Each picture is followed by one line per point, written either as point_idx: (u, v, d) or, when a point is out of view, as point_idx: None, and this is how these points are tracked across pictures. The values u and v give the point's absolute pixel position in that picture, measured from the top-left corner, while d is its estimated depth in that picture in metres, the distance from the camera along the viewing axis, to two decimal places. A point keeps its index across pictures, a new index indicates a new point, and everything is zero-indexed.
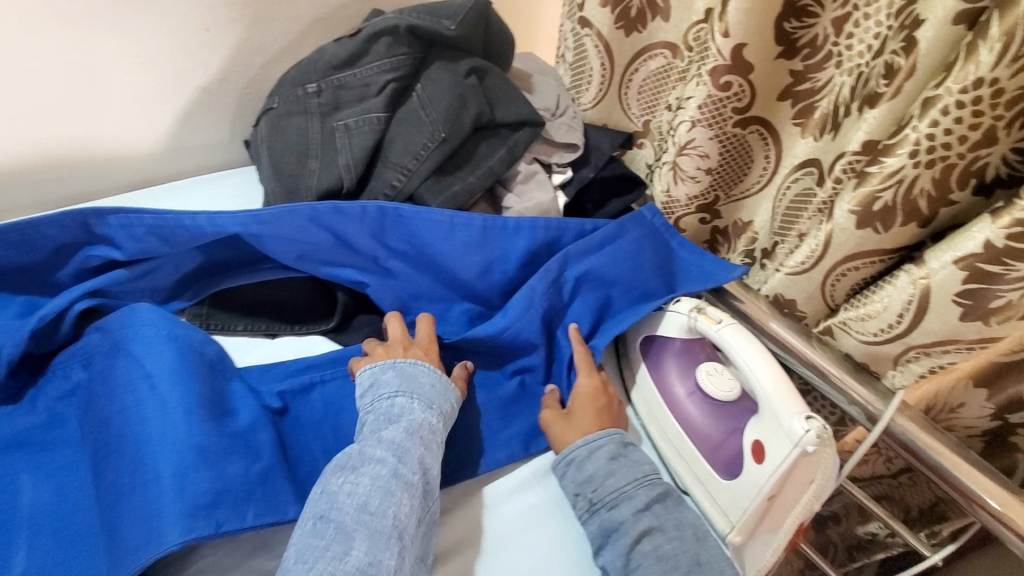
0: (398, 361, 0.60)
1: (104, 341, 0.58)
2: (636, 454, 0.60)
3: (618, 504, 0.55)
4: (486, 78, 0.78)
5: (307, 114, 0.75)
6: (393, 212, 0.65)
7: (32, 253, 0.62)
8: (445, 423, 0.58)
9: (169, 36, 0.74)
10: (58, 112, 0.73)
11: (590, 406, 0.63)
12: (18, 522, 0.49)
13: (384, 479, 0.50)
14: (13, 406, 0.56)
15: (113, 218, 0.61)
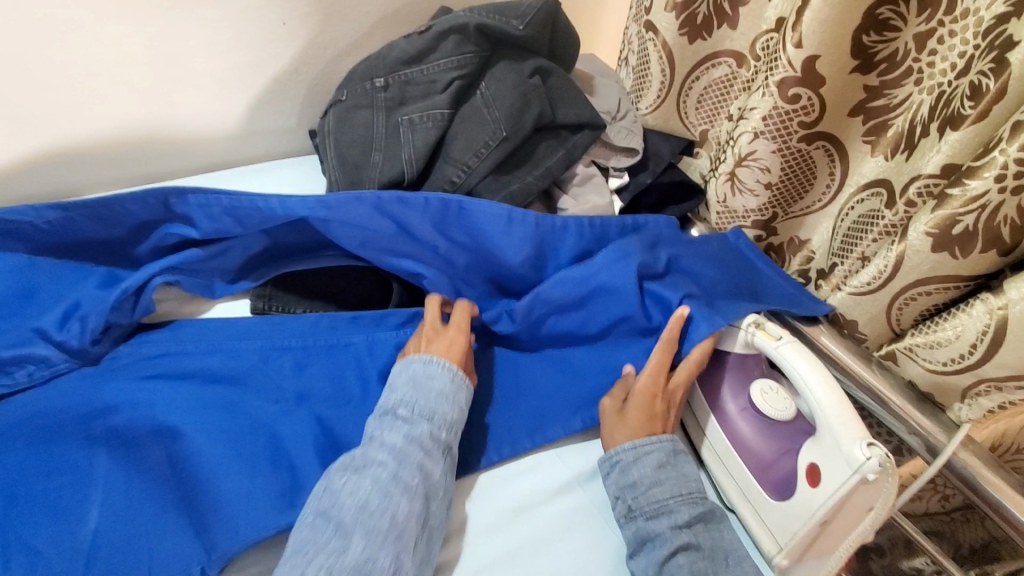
0: (416, 362, 0.60)
1: (227, 327, 0.64)
2: (683, 467, 0.59)
3: (658, 515, 0.55)
4: (550, 78, 0.78)
5: (372, 108, 0.77)
6: (456, 205, 0.67)
7: (116, 228, 0.65)
8: (451, 430, 0.57)
9: (250, 26, 0.77)
10: (145, 94, 0.77)
11: (645, 405, 0.61)
12: (93, 481, 0.51)
13: (384, 482, 0.51)
14: (94, 368, 0.59)
15: (192, 197, 0.64)
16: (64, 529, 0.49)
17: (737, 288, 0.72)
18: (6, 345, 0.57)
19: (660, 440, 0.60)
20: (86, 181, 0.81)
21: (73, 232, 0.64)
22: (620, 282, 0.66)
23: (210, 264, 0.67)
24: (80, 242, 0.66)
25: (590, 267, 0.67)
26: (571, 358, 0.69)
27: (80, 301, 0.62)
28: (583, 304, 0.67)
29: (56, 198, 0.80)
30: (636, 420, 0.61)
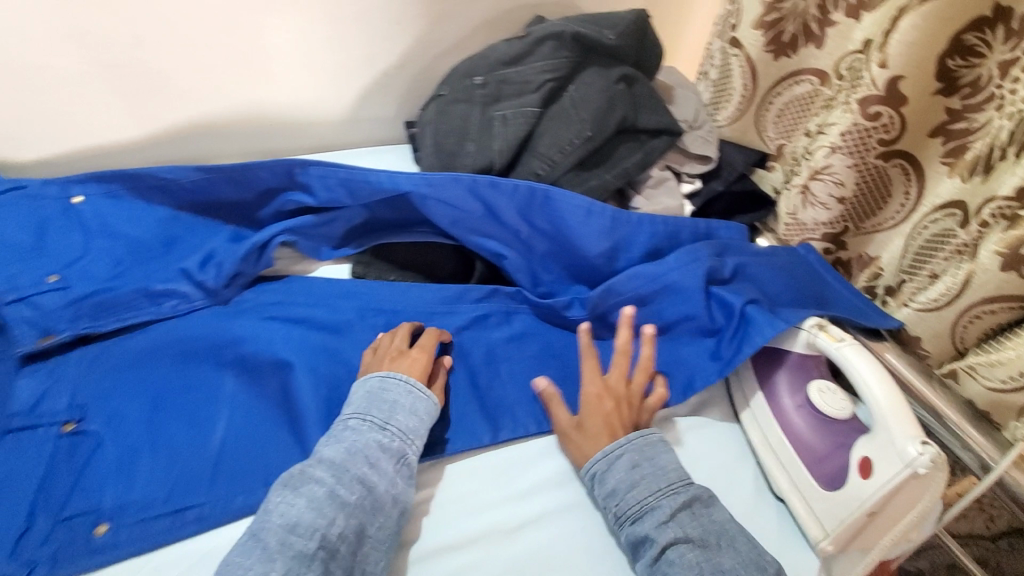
0: (372, 378, 0.61)
1: (332, 286, 0.73)
2: (659, 461, 0.59)
3: (642, 517, 0.56)
4: (634, 86, 0.84)
5: (469, 103, 0.84)
6: (542, 194, 0.73)
7: (246, 192, 0.75)
8: (405, 439, 0.57)
9: (369, 23, 0.86)
10: (268, 78, 0.85)
11: (596, 410, 0.63)
12: (221, 398, 0.61)
13: (320, 499, 0.51)
14: (224, 308, 0.69)
15: (313, 169, 0.73)
16: (198, 434, 0.58)
17: (806, 296, 0.75)
18: (157, 279, 0.67)
19: (624, 441, 0.60)
20: (217, 150, 0.90)
21: (211, 193, 0.74)
22: (686, 280, 0.71)
23: (320, 229, 0.76)
24: (215, 202, 0.75)
25: (663, 267, 0.72)
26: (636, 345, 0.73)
27: (216, 251, 0.72)
28: (650, 296, 0.72)
29: (195, 161, 0.89)
30: (593, 424, 0.62)
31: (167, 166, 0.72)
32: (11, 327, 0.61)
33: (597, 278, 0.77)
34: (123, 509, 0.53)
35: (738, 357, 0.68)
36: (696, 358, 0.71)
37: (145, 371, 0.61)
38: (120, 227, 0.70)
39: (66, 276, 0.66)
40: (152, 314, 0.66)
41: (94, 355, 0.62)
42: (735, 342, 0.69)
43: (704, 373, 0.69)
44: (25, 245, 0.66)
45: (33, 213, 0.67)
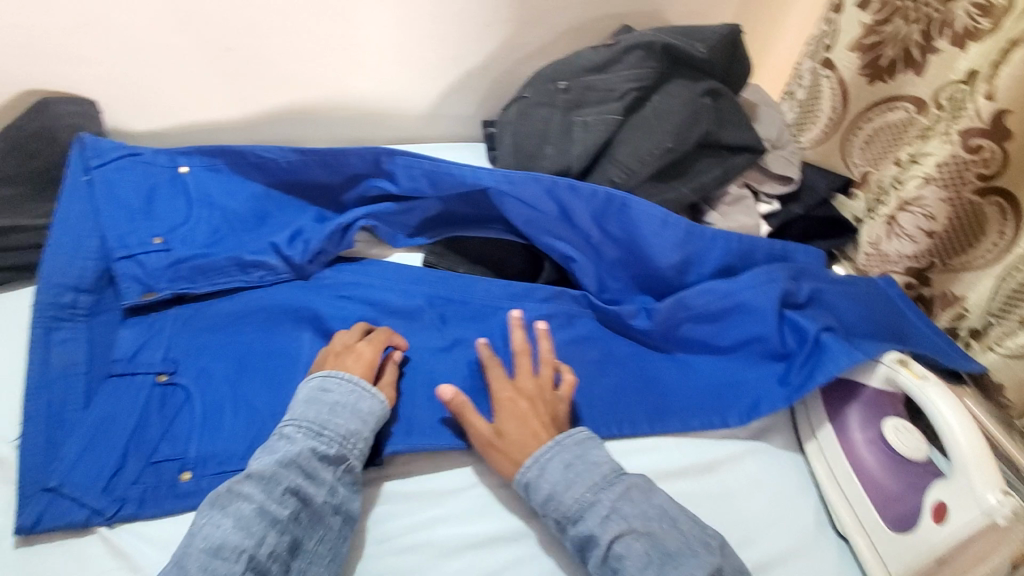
0: (313, 380, 0.59)
1: (406, 273, 0.75)
2: (590, 456, 0.58)
3: (582, 517, 0.54)
4: (720, 100, 0.83)
5: (551, 106, 0.85)
6: (619, 201, 0.73)
7: (334, 175, 0.79)
8: (345, 444, 0.56)
9: (461, 23, 0.89)
10: (360, 69, 0.88)
11: (512, 413, 0.61)
12: (298, 367, 0.64)
13: (248, 518, 0.49)
14: (306, 283, 0.73)
15: (400, 159, 0.76)
16: (276, 399, 0.61)
17: (883, 330, 0.72)
18: (249, 250, 0.72)
19: (552, 445, 0.58)
20: (305, 134, 0.94)
21: (301, 173, 0.78)
22: (759, 300, 0.70)
23: (399, 217, 0.79)
24: (304, 182, 0.79)
25: (735, 285, 0.71)
26: (703, 362, 0.73)
27: (304, 229, 0.76)
28: (719, 313, 0.72)
29: (285, 143, 0.94)
30: (514, 430, 0.60)
31: (266, 145, 0.76)
32: (120, 281, 0.66)
33: (666, 290, 0.77)
34: (207, 458, 0.56)
35: (810, 384, 0.66)
36: (762, 381, 0.70)
37: (233, 334, 0.66)
38: (218, 198, 0.75)
39: (169, 239, 0.70)
40: (241, 281, 0.71)
41: (189, 313, 0.68)
42: (807, 369, 0.67)
43: (770, 398, 0.68)
44: (135, 206, 0.71)
45: (145, 177, 0.73)
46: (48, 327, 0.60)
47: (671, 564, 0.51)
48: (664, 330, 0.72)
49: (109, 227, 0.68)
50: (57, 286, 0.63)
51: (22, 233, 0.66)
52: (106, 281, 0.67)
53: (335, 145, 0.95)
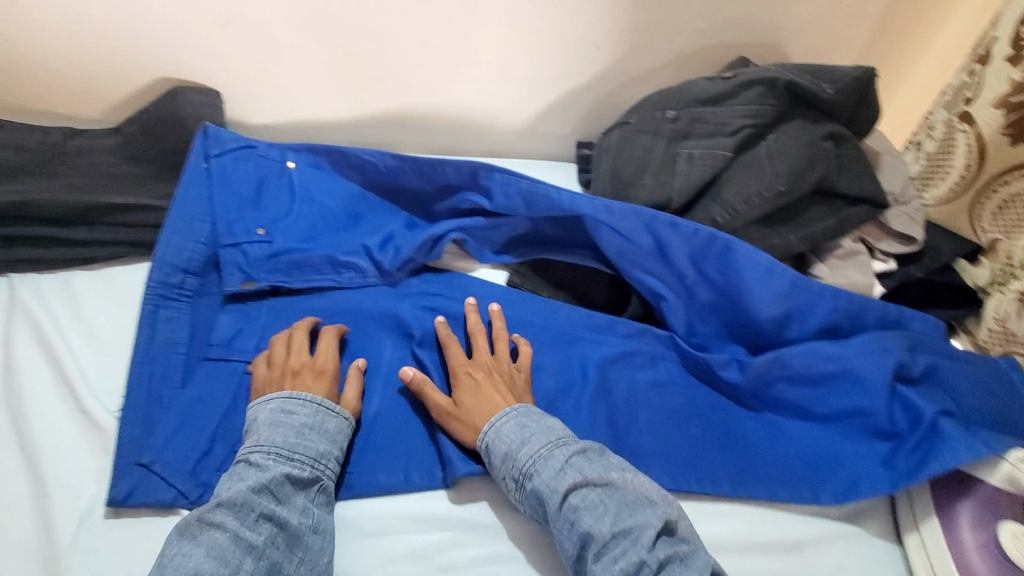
0: (275, 401, 0.57)
1: (491, 292, 0.75)
2: (544, 419, 0.60)
3: (537, 470, 0.56)
4: (842, 145, 0.77)
5: (656, 135, 0.81)
6: (723, 244, 0.69)
7: (430, 184, 0.79)
8: (316, 466, 0.55)
9: (572, 44, 0.87)
10: (465, 82, 0.89)
11: (469, 385, 0.63)
12: (378, 371, 0.67)
13: (221, 546, 0.48)
14: (392, 288, 0.74)
15: (498, 175, 0.75)
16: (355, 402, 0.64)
17: (1003, 422, 0.66)
18: (343, 251, 0.73)
19: (510, 411, 0.60)
20: (401, 139, 0.95)
21: (398, 179, 0.79)
22: (871, 371, 0.65)
23: (488, 232, 0.78)
24: (400, 187, 0.80)
25: (843, 349, 0.66)
26: (794, 425, 0.68)
27: (395, 235, 0.77)
28: (822, 376, 0.67)
29: (382, 146, 0.96)
30: (470, 399, 0.62)
31: (368, 148, 0.78)
32: (224, 268, 0.69)
33: (760, 343, 0.73)
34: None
35: (921, 474, 0.60)
36: (863, 458, 0.64)
37: (324, 331, 0.68)
38: (319, 196, 0.77)
39: (270, 231, 0.73)
40: (333, 280, 0.72)
41: (282, 308, 0.70)
42: (919, 455, 0.62)
43: (872, 480, 0.63)
44: (245, 195, 0.74)
45: (256, 169, 0.76)
46: (158, 303, 0.63)
47: (628, 513, 0.53)
48: (754, 387, 0.68)
49: (221, 214, 0.71)
50: (169, 265, 0.66)
51: (144, 213, 0.69)
52: (211, 265, 0.70)
53: (429, 153, 0.96)
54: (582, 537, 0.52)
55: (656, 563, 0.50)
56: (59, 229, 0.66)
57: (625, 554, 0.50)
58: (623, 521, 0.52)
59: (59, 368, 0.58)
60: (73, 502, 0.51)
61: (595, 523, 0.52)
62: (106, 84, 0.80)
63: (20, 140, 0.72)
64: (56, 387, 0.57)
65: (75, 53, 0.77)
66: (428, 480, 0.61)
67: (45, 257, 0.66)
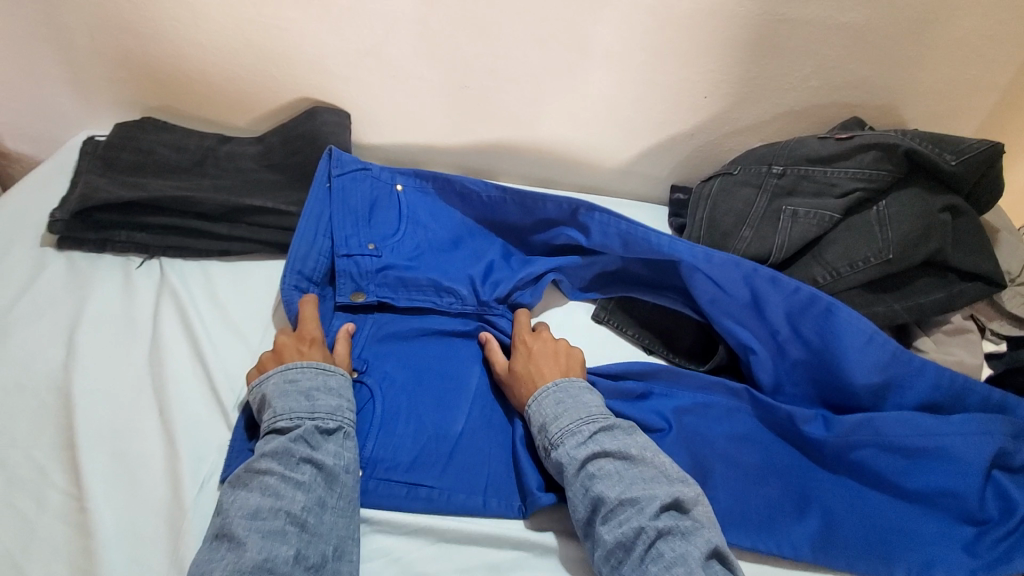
0: (272, 378, 0.60)
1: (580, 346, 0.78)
2: (581, 395, 0.65)
3: (565, 439, 0.61)
4: (958, 218, 0.75)
5: (758, 188, 0.81)
6: (824, 305, 0.68)
7: (529, 217, 0.82)
8: (334, 416, 0.59)
9: (682, 92, 0.89)
10: (571, 120, 0.92)
11: (524, 352, 0.71)
12: (467, 392, 0.71)
13: (273, 487, 0.53)
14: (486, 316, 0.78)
15: (597, 214, 0.77)
16: (443, 420, 0.68)
17: None
18: (448, 277, 0.78)
19: (553, 385, 0.66)
20: (501, 166, 1.00)
21: (499, 209, 0.83)
22: (970, 453, 0.63)
23: (581, 269, 0.81)
24: (498, 214, 0.84)
25: (939, 424, 0.64)
26: (879, 500, 0.64)
27: (495, 268, 0.82)
28: (915, 447, 0.64)
29: (483, 172, 1.01)
30: (522, 365, 0.69)
31: (474, 177, 0.82)
32: (339, 278, 0.75)
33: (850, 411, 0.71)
34: (376, 462, 0.64)
35: (1004, 569, 0.59)
36: (947, 541, 0.61)
37: (419, 347, 0.74)
38: (424, 219, 0.83)
39: (380, 247, 0.78)
40: (433, 303, 0.77)
41: (386, 322, 0.76)
42: (1005, 546, 0.60)
43: (950, 564, 0.60)
44: (359, 212, 0.79)
45: (370, 190, 0.81)
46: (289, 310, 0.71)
47: (640, 485, 0.58)
48: (839, 449, 0.66)
49: (338, 228, 0.77)
50: (298, 273, 0.73)
51: (279, 215, 0.76)
52: (330, 278, 0.77)
53: (526, 183, 1.01)
54: (594, 500, 0.57)
55: (655, 533, 0.54)
56: (207, 223, 0.74)
57: (629, 519, 0.55)
58: (632, 491, 0.57)
59: (196, 346, 0.64)
60: (198, 466, 0.56)
61: (607, 488, 0.57)
62: (255, 98, 0.90)
63: (182, 142, 0.81)
64: (193, 362, 0.63)
65: (235, 70, 0.86)
66: (506, 509, 0.63)
67: (192, 246, 0.73)
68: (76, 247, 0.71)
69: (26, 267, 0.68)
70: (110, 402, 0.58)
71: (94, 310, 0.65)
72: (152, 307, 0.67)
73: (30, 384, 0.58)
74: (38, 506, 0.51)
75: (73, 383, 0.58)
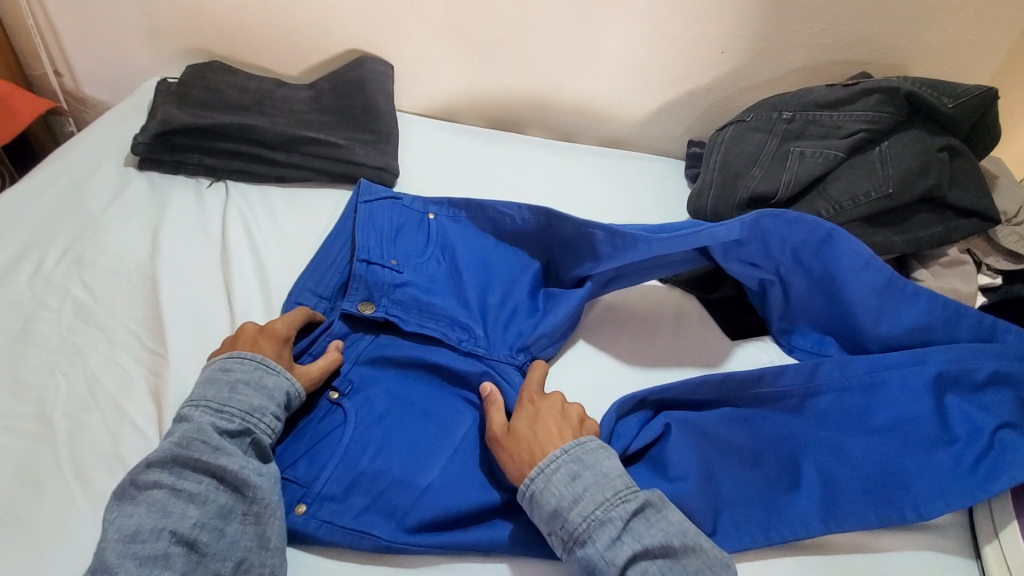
0: (211, 366, 0.58)
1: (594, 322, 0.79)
2: (598, 467, 0.55)
3: (591, 535, 0.51)
4: (956, 159, 0.80)
5: (769, 133, 0.88)
6: (827, 234, 0.73)
7: (555, 241, 0.78)
8: (246, 418, 0.54)
9: (699, 47, 0.95)
10: (593, 74, 1.00)
11: (528, 414, 0.60)
12: (450, 443, 0.61)
13: (162, 502, 0.48)
14: (494, 346, 0.70)
15: (614, 236, 0.73)
16: (411, 467, 0.58)
17: None
18: (465, 313, 0.71)
19: (561, 454, 0.55)
20: (528, 121, 1.08)
21: (533, 228, 0.79)
22: (911, 378, 0.66)
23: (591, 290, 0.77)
24: (533, 235, 0.80)
25: (884, 360, 0.68)
26: (862, 437, 0.64)
27: (516, 312, 0.74)
28: (893, 364, 0.67)
29: (511, 127, 1.09)
30: (525, 428, 0.59)
31: (506, 202, 0.80)
32: (352, 284, 0.70)
33: (848, 331, 0.75)
34: (325, 499, 0.56)
35: (996, 484, 0.60)
36: (934, 472, 0.61)
37: None
38: (454, 244, 0.78)
39: (402, 264, 0.74)
40: (442, 334, 0.69)
41: (386, 344, 0.68)
42: (985, 467, 0.61)
43: (946, 495, 0.60)
44: (385, 232, 0.77)
45: (398, 217, 0.80)
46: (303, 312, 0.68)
47: None
48: (798, 397, 0.67)
49: (361, 239, 0.74)
50: (307, 289, 0.70)
51: (329, 146, 0.83)
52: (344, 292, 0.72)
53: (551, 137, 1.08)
54: None
55: None
56: (265, 150, 0.82)
57: None
58: None
59: (257, 252, 0.73)
60: None
61: None
62: (307, 49, 0.98)
63: (244, 84, 0.91)
64: (255, 265, 0.71)
65: (291, 21, 0.95)
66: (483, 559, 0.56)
67: (252, 170, 0.82)
68: (154, 167, 0.81)
69: (112, 182, 0.78)
70: (186, 290, 0.67)
71: (172, 217, 0.75)
72: (221, 219, 0.76)
73: (125, 271, 0.68)
74: (132, 362, 0.60)
75: (157, 273, 0.67)
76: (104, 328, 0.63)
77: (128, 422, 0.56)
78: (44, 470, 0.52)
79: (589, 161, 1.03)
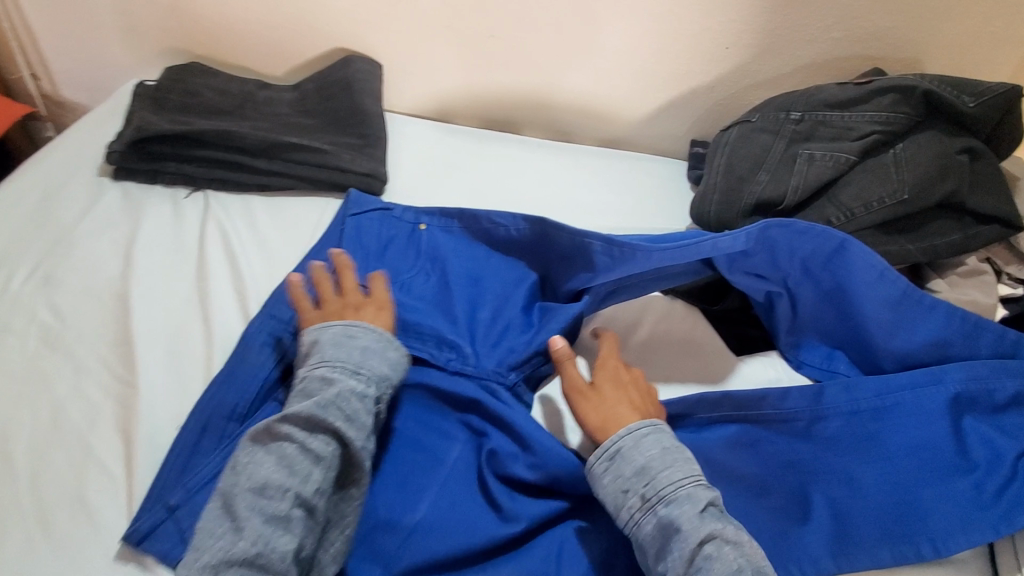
0: (335, 328, 0.58)
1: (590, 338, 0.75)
2: (684, 448, 0.54)
3: (677, 500, 0.50)
4: (977, 161, 0.76)
5: (776, 134, 0.83)
6: (842, 248, 0.68)
7: (551, 253, 0.74)
8: (377, 387, 0.55)
9: (703, 42, 0.90)
10: (591, 72, 0.95)
11: (613, 377, 0.60)
12: (439, 475, 0.58)
13: (290, 458, 0.49)
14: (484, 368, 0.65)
15: (611, 246, 0.68)
16: (401, 505, 0.56)
17: None
18: (453, 330, 0.67)
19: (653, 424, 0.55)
20: (523, 121, 1.03)
21: (530, 239, 0.75)
22: (924, 403, 0.62)
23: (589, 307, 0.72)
24: (529, 247, 0.76)
25: (896, 381, 0.63)
26: (874, 466, 0.60)
27: (509, 329, 0.69)
28: (903, 386, 0.63)
29: (505, 126, 1.04)
30: (610, 390, 0.59)
31: (501, 211, 0.75)
32: None
33: (859, 346, 0.71)
34: None
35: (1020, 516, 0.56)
36: (953, 504, 0.57)
37: None
38: (446, 256, 0.74)
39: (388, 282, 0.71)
40: (429, 355, 0.66)
41: None
42: (1009, 497, 0.57)
43: (967, 531, 0.56)
44: (372, 249, 0.74)
45: (387, 230, 0.76)
46: None
47: None
48: (806, 421, 0.63)
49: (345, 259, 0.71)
50: None
51: (313, 152, 0.79)
52: None
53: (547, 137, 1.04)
54: None
55: None
56: (245, 156, 0.79)
57: None
58: None
59: (235, 267, 0.69)
60: None
61: None
62: (291, 48, 0.94)
63: (225, 87, 0.87)
64: (232, 282, 0.68)
65: (273, 20, 0.91)
66: None
67: (231, 179, 0.79)
68: (129, 177, 0.77)
69: (85, 194, 0.74)
70: (159, 311, 0.64)
71: (147, 231, 0.71)
72: (198, 232, 0.73)
73: (96, 290, 0.65)
74: (100, 391, 0.57)
75: (129, 293, 0.64)
76: (71, 353, 0.59)
77: (95, 459, 0.53)
78: (6, 512, 0.50)
79: (587, 162, 0.98)
